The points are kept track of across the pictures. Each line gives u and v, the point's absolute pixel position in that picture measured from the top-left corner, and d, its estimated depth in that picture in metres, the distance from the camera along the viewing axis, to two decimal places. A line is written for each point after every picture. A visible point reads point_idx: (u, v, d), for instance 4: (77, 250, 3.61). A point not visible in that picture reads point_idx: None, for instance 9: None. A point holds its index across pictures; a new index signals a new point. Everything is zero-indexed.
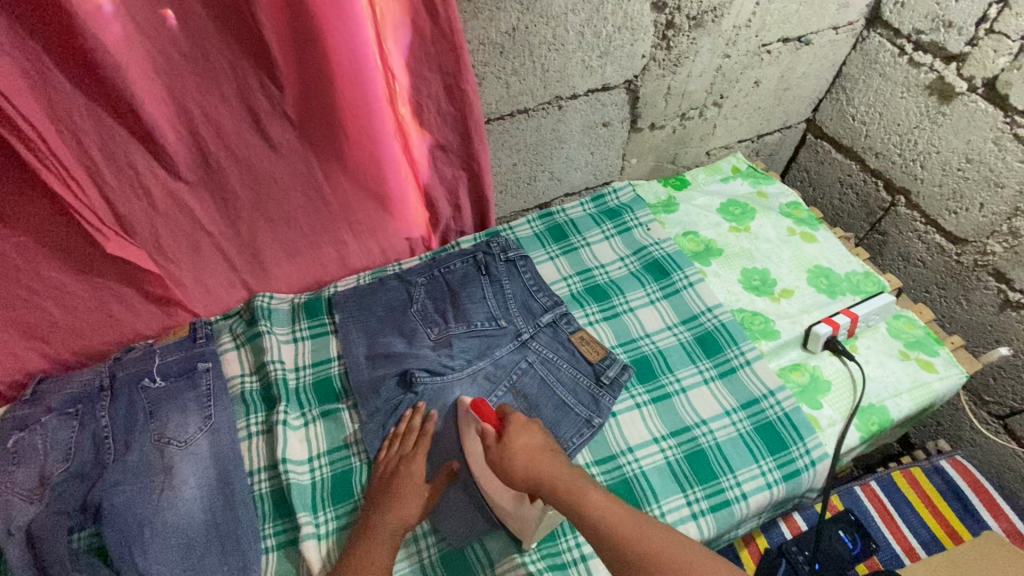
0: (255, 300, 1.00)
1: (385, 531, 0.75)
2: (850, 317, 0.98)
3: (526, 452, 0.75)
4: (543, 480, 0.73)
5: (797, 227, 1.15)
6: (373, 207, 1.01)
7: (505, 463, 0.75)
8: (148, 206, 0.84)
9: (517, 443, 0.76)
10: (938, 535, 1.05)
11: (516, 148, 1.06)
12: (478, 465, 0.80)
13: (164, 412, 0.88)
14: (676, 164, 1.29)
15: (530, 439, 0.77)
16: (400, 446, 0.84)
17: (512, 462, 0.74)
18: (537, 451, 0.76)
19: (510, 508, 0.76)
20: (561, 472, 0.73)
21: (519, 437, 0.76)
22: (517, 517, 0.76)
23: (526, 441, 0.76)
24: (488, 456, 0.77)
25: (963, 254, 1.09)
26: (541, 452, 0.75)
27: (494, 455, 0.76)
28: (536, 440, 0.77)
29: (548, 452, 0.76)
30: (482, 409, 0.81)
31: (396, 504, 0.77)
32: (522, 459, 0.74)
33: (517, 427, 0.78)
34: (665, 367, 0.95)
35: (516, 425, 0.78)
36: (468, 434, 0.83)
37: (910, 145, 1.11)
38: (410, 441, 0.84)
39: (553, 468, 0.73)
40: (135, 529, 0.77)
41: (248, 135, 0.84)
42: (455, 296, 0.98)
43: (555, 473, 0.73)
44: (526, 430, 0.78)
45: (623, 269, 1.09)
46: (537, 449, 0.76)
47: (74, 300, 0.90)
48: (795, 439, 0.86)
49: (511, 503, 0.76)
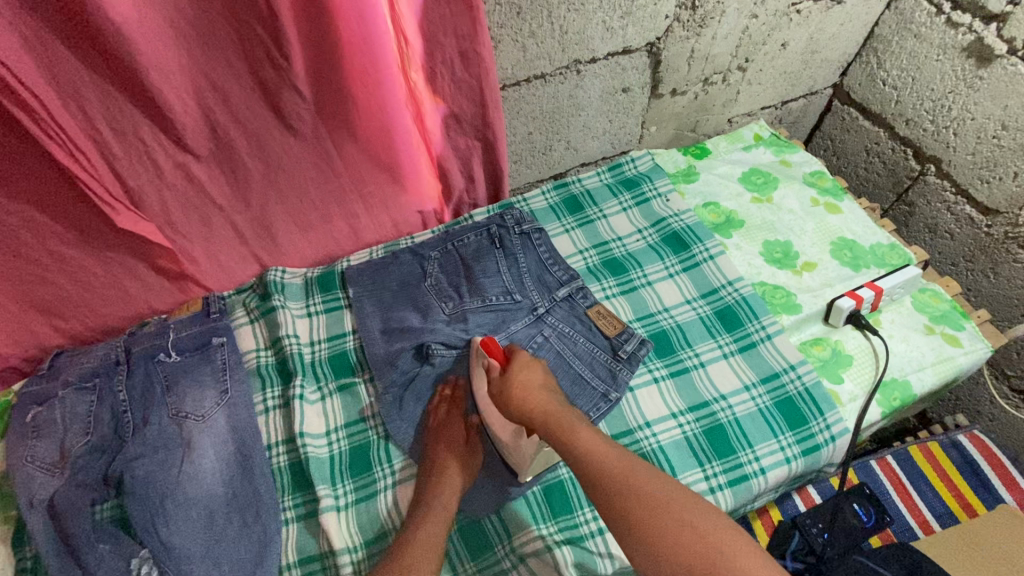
0: (268, 275, 0.99)
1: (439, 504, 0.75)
2: (874, 291, 0.95)
3: (524, 386, 0.77)
4: (536, 414, 0.73)
5: (821, 198, 1.12)
6: (384, 178, 0.99)
7: (504, 394, 0.77)
8: (157, 179, 0.82)
9: (517, 378, 0.78)
10: (952, 508, 1.04)
11: (532, 116, 1.02)
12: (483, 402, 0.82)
13: (181, 386, 0.87)
14: (696, 133, 1.25)
15: (531, 376, 0.78)
16: (434, 414, 0.86)
17: (509, 395, 0.77)
18: (536, 387, 0.77)
19: (509, 442, 0.80)
20: (555, 408, 0.73)
21: (522, 374, 0.78)
22: (514, 451, 0.79)
23: (529, 380, 0.77)
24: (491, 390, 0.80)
25: (993, 226, 1.05)
26: (538, 389, 0.76)
27: (495, 387, 0.79)
28: (536, 378, 0.78)
29: (546, 391, 0.76)
30: (490, 348, 0.83)
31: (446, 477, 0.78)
32: (519, 392, 0.76)
33: (520, 365, 0.80)
34: (684, 342, 0.94)
35: (520, 362, 0.80)
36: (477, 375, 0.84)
37: (944, 111, 1.06)
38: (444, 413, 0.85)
39: (548, 405, 0.74)
40: (157, 501, 0.78)
41: (256, 104, 0.81)
42: (470, 270, 0.97)
43: (549, 410, 0.73)
44: (527, 368, 0.79)
45: (641, 242, 1.06)
46: (536, 386, 0.77)
47: (87, 276, 0.89)
48: (815, 414, 0.85)
49: (508, 437, 0.80)
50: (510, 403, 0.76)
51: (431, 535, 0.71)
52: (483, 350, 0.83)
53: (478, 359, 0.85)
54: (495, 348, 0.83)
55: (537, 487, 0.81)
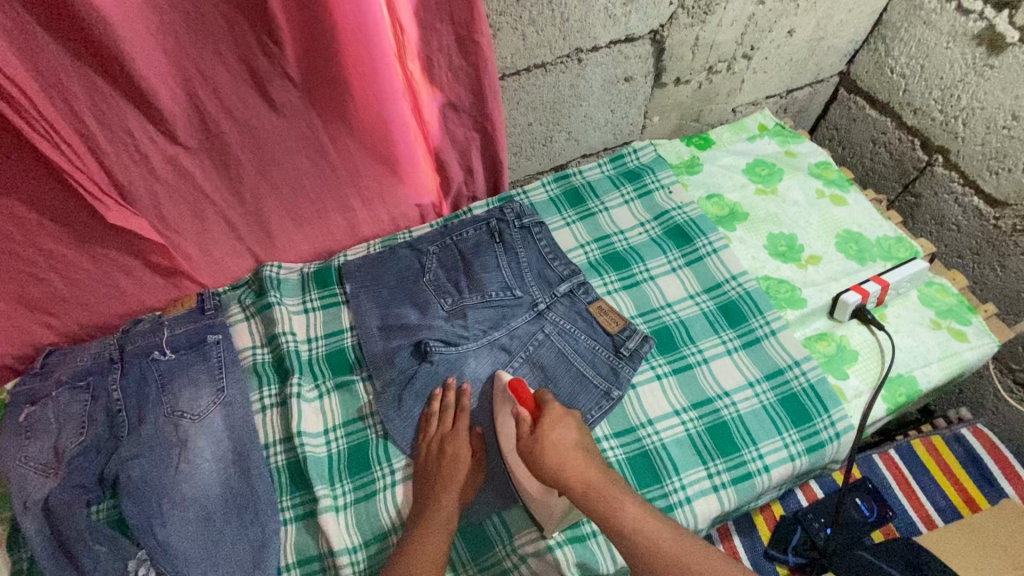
0: (263, 271, 0.97)
1: (440, 517, 0.74)
2: (880, 285, 0.94)
3: (558, 448, 0.72)
4: (574, 482, 0.70)
5: (827, 189, 1.10)
6: (381, 171, 0.97)
7: (534, 452, 0.73)
8: (147, 173, 0.80)
9: (550, 435, 0.73)
10: (955, 503, 1.04)
11: (532, 106, 1.00)
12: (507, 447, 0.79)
13: (176, 384, 0.86)
14: (700, 122, 1.23)
15: (564, 435, 0.74)
16: (429, 424, 0.83)
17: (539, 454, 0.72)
18: (570, 449, 0.73)
19: (536, 494, 0.76)
20: (594, 477, 0.71)
21: (555, 433, 0.74)
22: (540, 505, 0.75)
23: (563, 440, 0.73)
24: (518, 442, 0.75)
25: (1001, 218, 1.04)
26: (574, 451, 0.73)
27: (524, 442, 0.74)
28: (570, 438, 0.74)
29: (581, 452, 0.73)
30: (519, 392, 0.78)
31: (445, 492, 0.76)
32: (553, 456, 0.72)
33: (553, 420, 0.75)
34: (687, 338, 0.93)
35: (553, 417, 0.75)
36: (501, 413, 0.82)
37: (953, 101, 1.04)
38: (447, 421, 0.82)
39: (587, 472, 0.71)
40: (154, 501, 0.77)
41: (248, 95, 0.78)
42: (469, 265, 0.95)
43: (589, 479, 0.70)
44: (560, 423, 0.75)
45: (643, 235, 1.04)
46: (571, 446, 0.73)
47: (78, 272, 0.87)
48: (820, 411, 0.84)
49: (537, 491, 0.76)
50: (542, 466, 0.72)
51: (432, 547, 0.71)
52: (511, 393, 0.79)
53: (506, 402, 0.81)
54: (524, 393, 0.78)
55: (558, 535, 0.76)
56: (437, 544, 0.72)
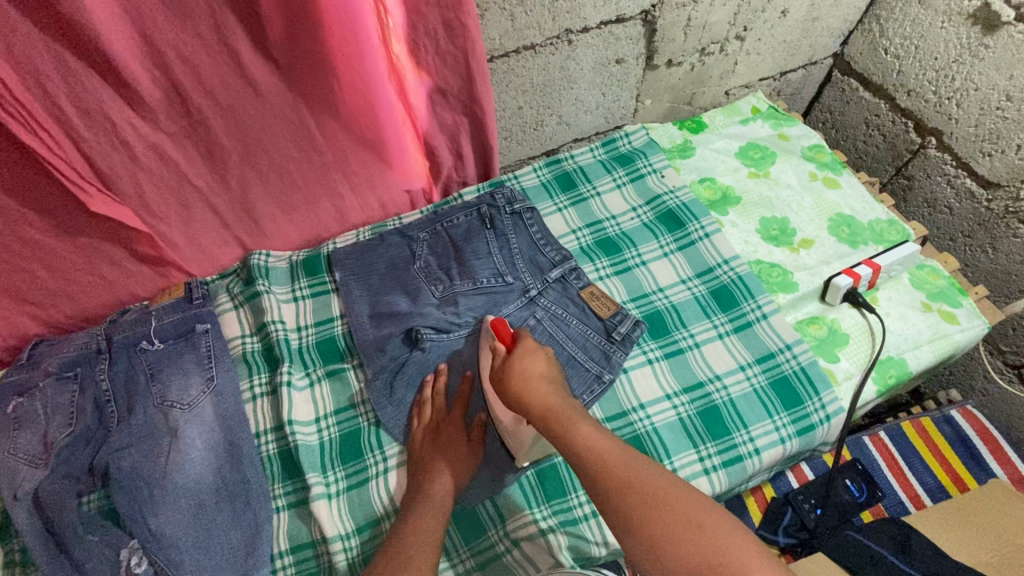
0: (251, 259, 0.96)
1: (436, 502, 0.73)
2: (872, 268, 0.94)
3: (523, 375, 0.73)
4: (534, 406, 0.70)
5: (820, 172, 1.09)
6: (369, 156, 0.95)
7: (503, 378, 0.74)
8: (130, 161, 0.79)
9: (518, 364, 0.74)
10: (944, 483, 1.05)
11: (521, 89, 0.98)
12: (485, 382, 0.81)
13: (165, 374, 0.85)
14: (693, 105, 1.21)
15: (531, 364, 0.74)
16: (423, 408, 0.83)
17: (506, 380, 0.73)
18: (536, 377, 0.73)
19: (509, 427, 0.77)
20: (554, 403, 0.69)
21: (524, 362, 0.74)
22: (513, 435, 0.77)
23: (530, 369, 0.73)
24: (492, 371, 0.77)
25: (993, 200, 1.03)
26: (539, 379, 0.72)
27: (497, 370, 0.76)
28: (537, 368, 0.74)
29: (546, 382, 0.72)
30: (499, 330, 0.81)
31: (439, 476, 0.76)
32: (518, 382, 0.72)
33: (525, 352, 0.76)
34: (679, 323, 0.92)
35: (525, 349, 0.76)
36: (484, 351, 0.84)
37: (947, 81, 1.03)
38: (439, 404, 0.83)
39: (548, 398, 0.70)
40: (145, 491, 0.77)
41: (230, 79, 0.76)
42: (459, 252, 0.94)
43: (548, 404, 0.69)
44: (530, 355, 0.75)
45: (635, 220, 1.03)
46: (537, 376, 0.73)
47: (63, 263, 0.86)
48: (810, 394, 0.84)
49: (510, 422, 0.77)
50: (506, 391, 0.73)
51: (427, 532, 0.69)
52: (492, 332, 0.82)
53: (487, 339, 0.84)
54: (503, 330, 0.81)
55: (530, 470, 0.80)
56: (432, 528, 0.70)
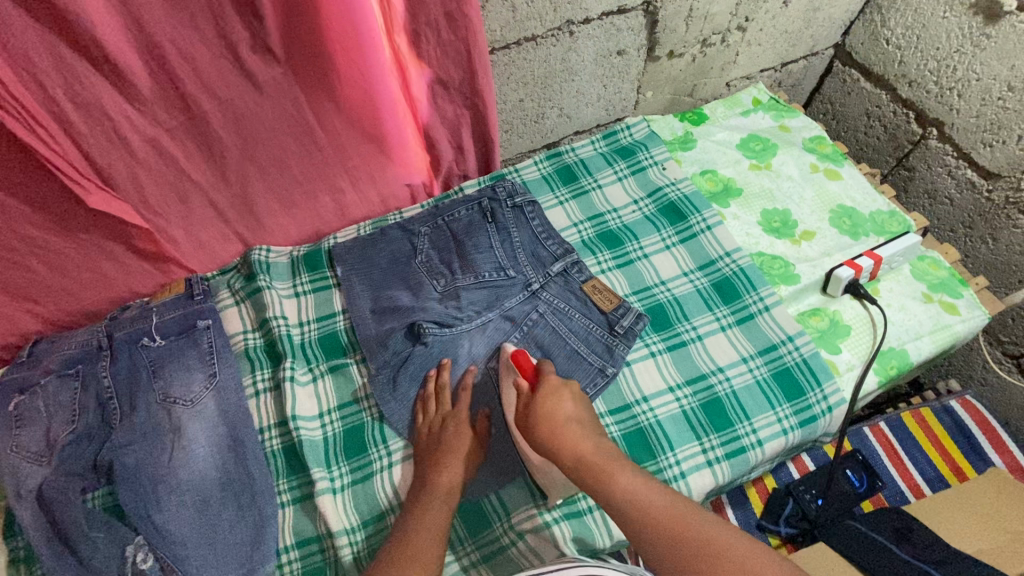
0: (252, 255, 0.96)
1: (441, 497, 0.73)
2: (873, 260, 0.94)
3: (550, 421, 0.71)
4: (564, 455, 0.69)
5: (821, 163, 1.09)
6: (370, 149, 0.95)
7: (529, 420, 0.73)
8: (128, 156, 0.78)
9: (544, 407, 0.72)
10: (943, 472, 1.06)
11: (522, 82, 0.98)
12: (511, 417, 0.80)
13: (167, 370, 0.85)
14: (693, 97, 1.21)
15: (556, 407, 0.72)
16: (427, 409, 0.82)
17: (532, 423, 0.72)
18: (563, 421, 0.71)
19: (538, 463, 0.76)
20: (585, 450, 0.69)
21: (549, 405, 0.72)
22: (542, 470, 0.76)
23: (556, 413, 0.72)
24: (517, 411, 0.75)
25: (994, 190, 1.03)
26: (565, 423, 0.71)
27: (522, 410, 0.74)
28: (563, 410, 0.72)
29: (574, 426, 0.71)
30: (521, 363, 0.80)
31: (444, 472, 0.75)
32: (545, 428, 0.71)
33: (548, 392, 0.74)
34: (681, 315, 0.92)
35: (548, 388, 0.74)
36: (507, 386, 0.82)
37: (948, 72, 1.03)
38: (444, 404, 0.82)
39: (578, 444, 0.69)
40: (149, 487, 0.77)
41: (228, 72, 0.76)
42: (461, 246, 0.94)
43: (580, 452, 0.68)
44: (555, 395, 0.74)
45: (637, 213, 1.03)
46: (564, 419, 0.71)
47: (62, 260, 0.85)
48: (813, 385, 0.85)
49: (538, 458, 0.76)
50: (535, 436, 0.72)
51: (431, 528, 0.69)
52: (513, 363, 0.81)
53: (510, 373, 0.82)
54: (525, 362, 0.80)
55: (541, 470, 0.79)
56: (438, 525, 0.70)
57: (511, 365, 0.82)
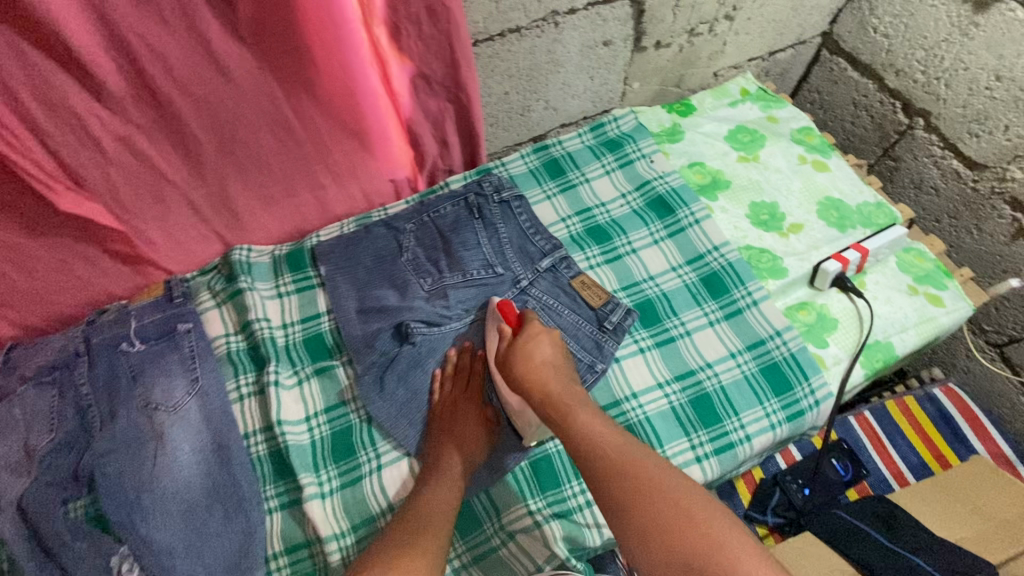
0: (232, 255, 0.94)
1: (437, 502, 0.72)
2: (860, 252, 0.94)
3: (527, 360, 0.74)
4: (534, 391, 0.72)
5: (809, 155, 1.09)
6: (352, 145, 0.92)
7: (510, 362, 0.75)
8: (99, 156, 0.75)
9: (524, 349, 0.75)
10: (926, 459, 1.09)
11: (507, 74, 0.95)
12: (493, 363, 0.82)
13: (148, 376, 0.83)
14: (681, 88, 1.19)
15: (537, 349, 0.75)
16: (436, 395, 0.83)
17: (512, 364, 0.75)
18: (538, 362, 0.74)
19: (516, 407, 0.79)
20: (554, 388, 0.71)
21: (528, 347, 0.75)
22: (520, 416, 0.79)
23: (533, 354, 0.74)
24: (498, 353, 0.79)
25: (980, 180, 1.03)
26: (541, 364, 0.74)
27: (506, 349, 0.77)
28: (541, 354, 0.75)
29: (548, 367, 0.74)
30: (506, 311, 0.82)
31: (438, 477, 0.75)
32: (521, 367, 0.74)
33: (529, 336, 0.77)
34: (670, 311, 0.92)
35: (529, 333, 0.77)
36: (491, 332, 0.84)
37: (936, 61, 1.02)
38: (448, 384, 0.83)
39: (548, 383, 0.72)
40: (133, 496, 0.76)
41: (201, 67, 0.73)
42: (448, 243, 0.92)
43: (549, 389, 0.71)
44: (535, 340, 0.76)
45: (625, 208, 1.02)
46: (540, 362, 0.74)
47: (34, 263, 0.83)
48: (800, 380, 0.85)
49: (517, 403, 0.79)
50: (511, 376, 0.74)
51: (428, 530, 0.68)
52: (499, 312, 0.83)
53: (494, 321, 0.84)
54: (510, 313, 0.82)
55: (525, 461, 0.80)
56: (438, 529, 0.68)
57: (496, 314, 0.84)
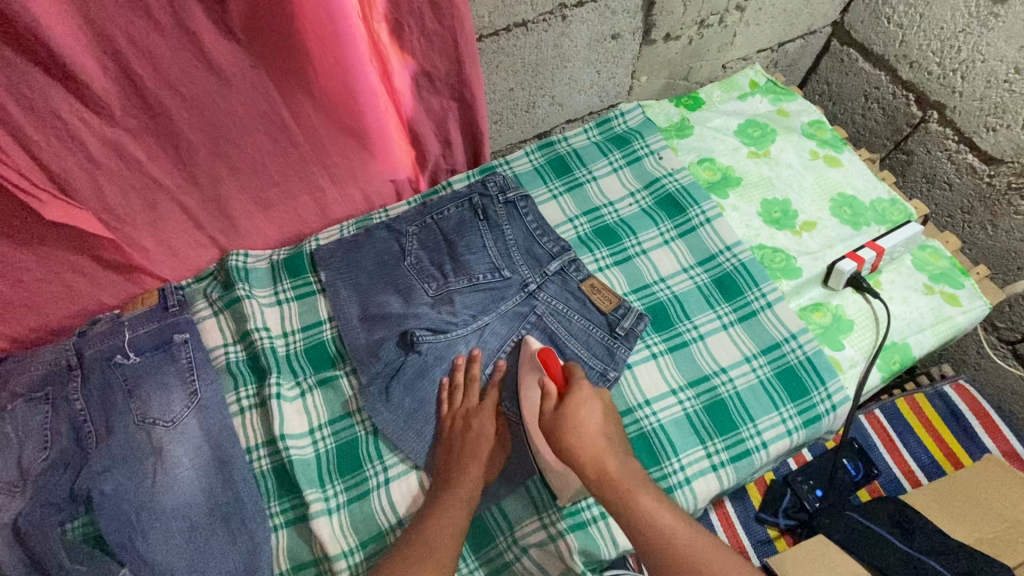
0: (228, 261, 0.90)
1: (447, 518, 0.69)
2: (876, 252, 0.92)
3: (579, 432, 0.70)
4: (589, 466, 0.68)
5: (820, 150, 1.06)
6: (351, 145, 0.89)
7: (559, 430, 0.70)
8: (87, 162, 0.71)
9: (576, 417, 0.71)
10: (937, 458, 1.08)
11: (512, 70, 0.92)
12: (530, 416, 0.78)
13: (144, 390, 0.79)
14: (689, 81, 1.16)
15: (589, 418, 0.71)
16: (446, 405, 0.80)
17: (563, 433, 0.70)
18: (591, 433, 0.70)
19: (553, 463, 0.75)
20: (611, 466, 0.68)
21: (578, 414, 0.71)
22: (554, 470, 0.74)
23: (585, 424, 0.70)
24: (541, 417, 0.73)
25: (995, 175, 1.01)
26: (594, 437, 0.70)
27: (553, 414, 0.72)
28: (592, 423, 0.71)
29: (602, 440, 0.70)
30: (548, 363, 0.76)
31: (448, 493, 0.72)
32: (573, 440, 0.69)
33: (578, 400, 0.72)
34: (682, 314, 0.90)
35: (578, 397, 0.72)
36: (528, 380, 0.80)
37: (952, 52, 0.99)
38: (461, 394, 0.80)
39: (604, 458, 0.68)
40: (132, 515, 0.73)
41: (192, 67, 0.69)
42: (452, 246, 0.89)
43: (605, 467, 0.68)
44: (585, 406, 0.72)
45: (634, 207, 0.99)
46: (594, 433, 0.70)
47: (21, 274, 0.79)
48: (817, 384, 0.83)
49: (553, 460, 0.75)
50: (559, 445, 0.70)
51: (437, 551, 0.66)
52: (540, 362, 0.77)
53: (533, 370, 0.79)
54: (553, 367, 0.76)
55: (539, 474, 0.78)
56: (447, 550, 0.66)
57: (535, 361, 0.80)
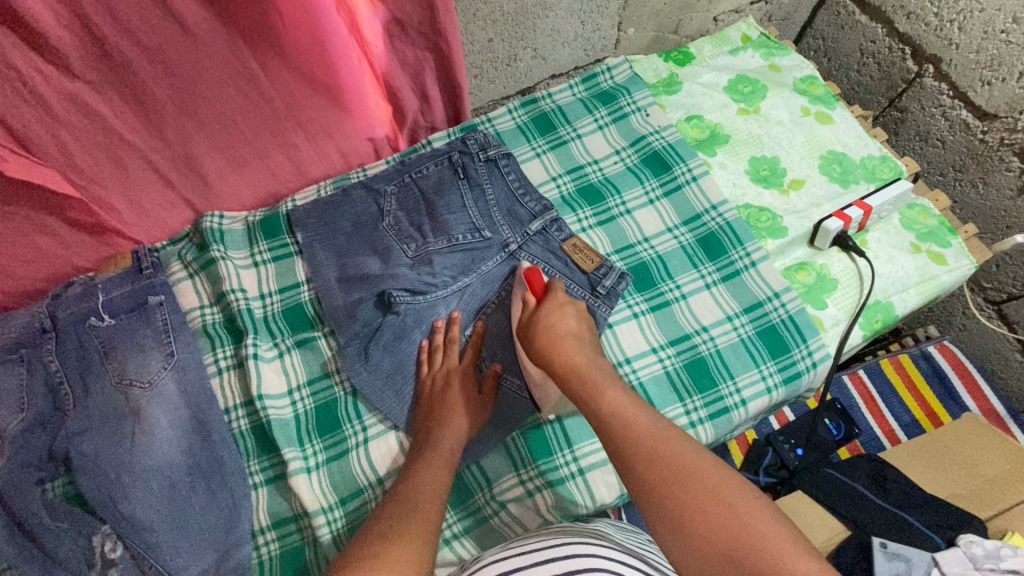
0: (203, 223, 0.89)
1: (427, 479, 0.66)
2: (863, 210, 0.90)
3: (550, 332, 0.70)
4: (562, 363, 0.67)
5: (812, 106, 1.03)
6: (325, 100, 0.85)
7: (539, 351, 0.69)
8: (48, 117, 0.68)
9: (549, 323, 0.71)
10: (917, 417, 1.09)
11: (491, 19, 0.87)
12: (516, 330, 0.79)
13: (120, 352, 0.78)
14: (679, 35, 1.12)
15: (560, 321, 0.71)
16: (422, 368, 0.80)
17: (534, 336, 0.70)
18: (562, 335, 0.70)
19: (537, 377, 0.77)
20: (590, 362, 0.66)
21: (552, 319, 0.71)
22: (538, 381, 0.76)
23: (556, 328, 0.70)
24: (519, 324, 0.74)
25: (988, 132, 0.98)
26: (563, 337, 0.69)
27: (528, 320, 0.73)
28: (565, 326, 0.71)
29: (573, 341, 0.69)
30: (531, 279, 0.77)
31: (424, 457, 0.70)
32: (544, 339, 0.69)
33: (553, 307, 0.72)
34: (665, 274, 0.89)
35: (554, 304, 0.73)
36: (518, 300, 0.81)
37: (950, 2, 0.96)
38: (438, 359, 0.79)
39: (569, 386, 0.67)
40: (113, 475, 0.73)
41: (152, 15, 0.65)
42: (431, 205, 0.87)
43: (575, 362, 0.66)
44: (560, 310, 0.72)
45: (619, 164, 0.97)
46: (564, 334, 0.70)
47: None
48: (798, 342, 0.83)
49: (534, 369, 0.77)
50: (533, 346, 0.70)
51: (418, 505, 0.62)
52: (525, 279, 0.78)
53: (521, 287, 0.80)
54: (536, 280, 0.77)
55: (517, 433, 0.79)
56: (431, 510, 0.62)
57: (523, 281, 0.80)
